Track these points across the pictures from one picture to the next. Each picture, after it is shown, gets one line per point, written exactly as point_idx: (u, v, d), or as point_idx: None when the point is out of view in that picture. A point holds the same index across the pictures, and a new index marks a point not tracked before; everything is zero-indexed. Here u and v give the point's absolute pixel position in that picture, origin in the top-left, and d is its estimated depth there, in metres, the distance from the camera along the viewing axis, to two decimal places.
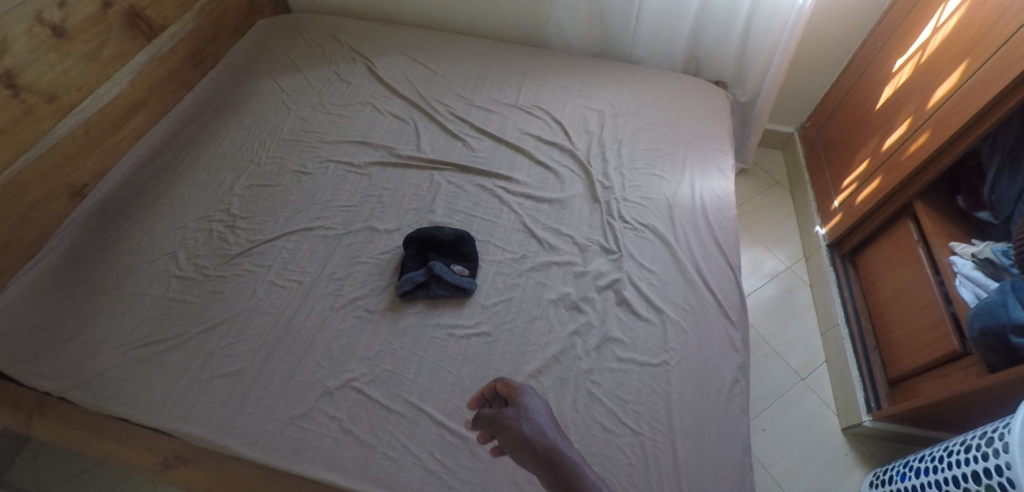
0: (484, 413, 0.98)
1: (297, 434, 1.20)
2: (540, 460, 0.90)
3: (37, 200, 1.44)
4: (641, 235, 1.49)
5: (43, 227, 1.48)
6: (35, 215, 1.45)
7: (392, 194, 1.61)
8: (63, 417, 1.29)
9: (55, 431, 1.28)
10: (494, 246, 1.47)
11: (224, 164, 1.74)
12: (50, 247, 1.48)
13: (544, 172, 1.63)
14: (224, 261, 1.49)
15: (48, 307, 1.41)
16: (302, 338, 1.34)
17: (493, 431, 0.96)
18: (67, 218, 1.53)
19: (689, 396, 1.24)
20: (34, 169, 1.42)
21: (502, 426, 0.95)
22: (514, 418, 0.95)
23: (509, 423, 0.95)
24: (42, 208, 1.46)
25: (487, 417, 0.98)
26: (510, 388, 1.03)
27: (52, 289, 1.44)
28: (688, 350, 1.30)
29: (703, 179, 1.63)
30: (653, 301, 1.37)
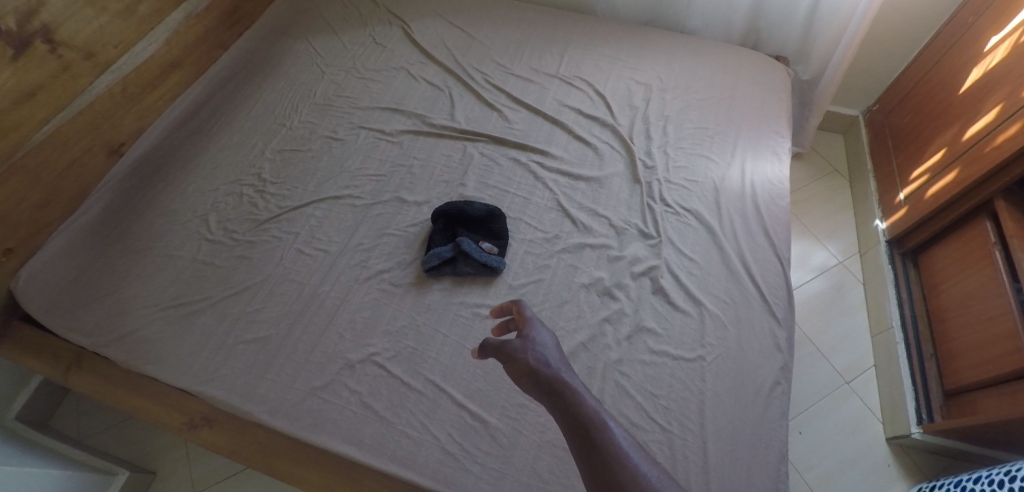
0: (490, 343, 0.94)
1: (317, 405, 1.19)
2: (544, 391, 0.86)
3: (76, 156, 1.44)
4: (683, 221, 1.40)
5: (87, 182, 1.48)
6: (75, 171, 1.44)
7: (424, 165, 1.55)
8: (95, 372, 1.32)
9: (88, 384, 1.31)
10: (526, 224, 1.41)
11: (257, 128, 1.72)
12: (88, 204, 1.47)
13: (583, 148, 1.54)
14: (253, 226, 1.48)
15: (85, 263, 1.44)
16: (326, 309, 1.32)
17: (499, 358, 0.92)
18: (106, 176, 1.52)
19: (726, 396, 1.17)
20: (73, 125, 1.42)
21: (508, 357, 0.91)
22: (520, 348, 0.90)
23: (514, 353, 0.90)
24: (82, 164, 1.46)
25: (493, 346, 0.93)
26: (520, 316, 0.97)
27: (90, 246, 1.46)
28: (726, 346, 1.22)
29: (755, 163, 1.51)
30: (692, 292, 1.28)
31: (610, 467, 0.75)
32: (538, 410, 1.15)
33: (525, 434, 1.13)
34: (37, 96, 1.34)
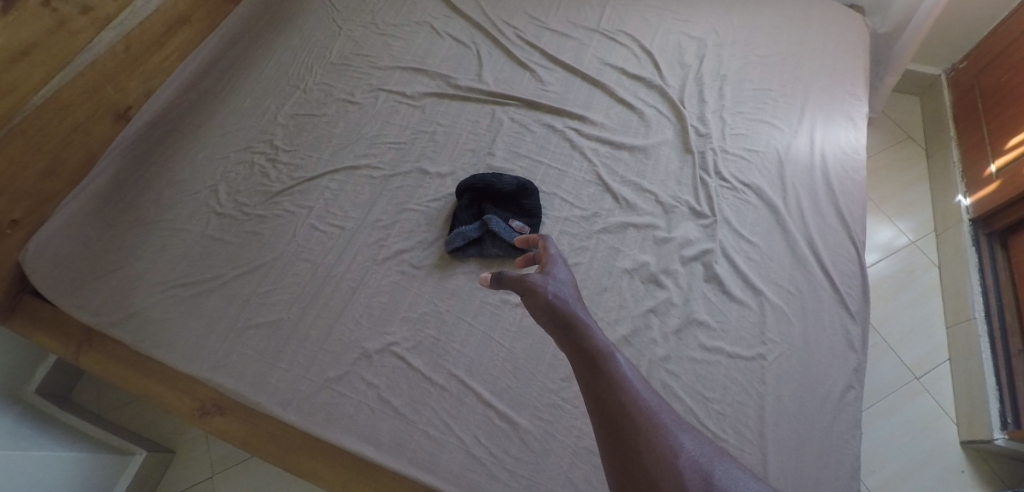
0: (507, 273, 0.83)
1: (332, 399, 1.09)
2: (558, 324, 0.77)
3: (79, 122, 1.32)
4: (741, 197, 1.22)
5: (92, 149, 1.37)
6: (79, 138, 1.33)
7: (448, 131, 1.40)
8: (106, 352, 1.25)
9: (98, 365, 1.24)
10: (561, 199, 1.25)
11: (269, 90, 1.59)
12: (94, 175, 1.37)
13: (626, 113, 1.37)
14: (265, 199, 1.37)
15: (94, 238, 1.35)
16: (341, 292, 1.21)
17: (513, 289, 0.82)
18: (113, 143, 1.41)
19: (790, 401, 1.02)
20: (74, 88, 1.29)
21: (526, 289, 0.80)
22: (539, 281, 0.81)
23: (531, 286, 0.80)
24: (87, 130, 1.34)
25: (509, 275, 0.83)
26: (545, 253, 0.87)
27: (101, 218, 1.37)
28: (791, 344, 1.07)
29: (827, 130, 1.31)
30: (751, 281, 1.12)
31: (617, 399, 0.69)
32: (573, 412, 1.04)
33: (558, 438, 1.02)
34: (31, 56, 1.20)
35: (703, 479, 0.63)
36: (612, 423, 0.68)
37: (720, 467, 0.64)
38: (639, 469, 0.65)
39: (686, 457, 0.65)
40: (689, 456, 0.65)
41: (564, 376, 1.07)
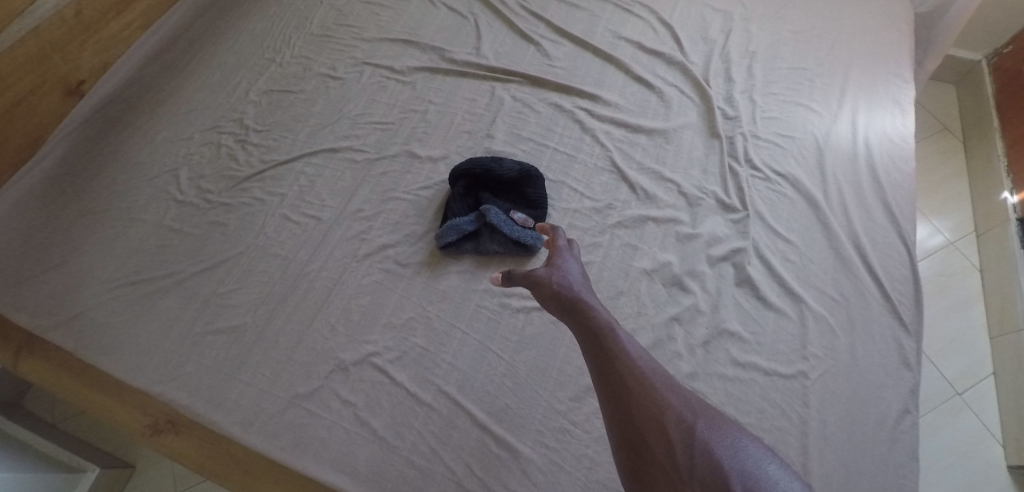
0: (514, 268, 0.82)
1: (300, 419, 0.93)
2: (562, 306, 0.75)
3: (20, 96, 1.14)
4: (775, 189, 1.07)
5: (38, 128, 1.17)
6: (20, 115, 1.15)
7: (441, 110, 1.24)
8: (51, 357, 1.08)
9: (42, 372, 1.07)
10: (569, 189, 1.09)
11: (242, 64, 1.41)
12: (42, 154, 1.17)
13: (643, 93, 1.21)
14: (231, 184, 1.20)
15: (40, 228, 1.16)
16: (315, 293, 1.05)
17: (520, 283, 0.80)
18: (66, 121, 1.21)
19: (838, 428, 0.87)
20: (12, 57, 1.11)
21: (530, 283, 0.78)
22: (542, 273, 0.79)
23: (536, 278, 0.78)
24: (30, 106, 1.16)
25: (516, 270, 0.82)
26: (555, 243, 0.84)
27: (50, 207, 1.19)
28: (836, 359, 0.91)
29: (871, 115, 1.16)
30: (790, 285, 0.97)
31: (615, 371, 0.68)
32: (584, 438, 0.89)
33: (566, 470, 0.87)
34: None
35: (689, 434, 0.62)
36: (611, 393, 0.67)
37: (708, 420, 0.64)
38: (634, 432, 0.64)
39: (676, 417, 0.64)
40: (679, 414, 0.64)
41: (572, 395, 0.92)
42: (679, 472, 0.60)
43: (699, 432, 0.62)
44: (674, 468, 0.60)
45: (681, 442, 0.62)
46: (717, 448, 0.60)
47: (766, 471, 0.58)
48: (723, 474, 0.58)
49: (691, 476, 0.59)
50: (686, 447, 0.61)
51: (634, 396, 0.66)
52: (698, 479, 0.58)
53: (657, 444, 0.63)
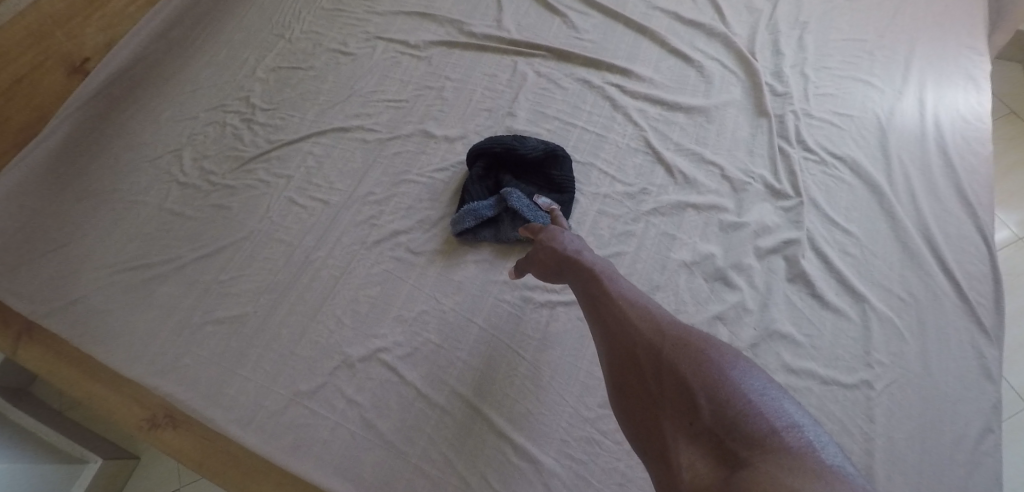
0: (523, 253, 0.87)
1: (301, 419, 0.84)
2: (559, 269, 0.79)
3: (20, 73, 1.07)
4: (832, 173, 0.95)
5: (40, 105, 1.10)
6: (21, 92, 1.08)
7: (459, 87, 1.14)
8: (55, 346, 1.00)
9: (47, 363, 0.99)
10: (599, 172, 0.99)
11: (248, 40, 1.32)
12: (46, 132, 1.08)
13: (681, 67, 1.10)
14: (235, 166, 1.12)
15: (44, 208, 1.06)
16: (321, 282, 0.96)
17: (527, 262, 0.85)
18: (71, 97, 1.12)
19: (909, 447, 0.75)
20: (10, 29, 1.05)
21: (532, 258, 0.83)
22: (539, 244, 0.83)
23: (535, 251, 0.83)
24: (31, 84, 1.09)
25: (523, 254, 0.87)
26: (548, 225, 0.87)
27: (52, 186, 1.08)
28: (904, 367, 0.80)
29: (940, 92, 1.03)
30: (849, 281, 0.86)
31: (599, 315, 0.70)
32: (614, 450, 0.79)
33: (594, 486, 0.77)
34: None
35: (660, 358, 0.61)
36: (599, 337, 0.69)
37: (679, 336, 0.62)
38: (618, 368, 0.66)
39: (649, 342, 0.63)
40: (653, 340, 0.63)
41: (602, 402, 0.83)
42: (654, 396, 0.60)
43: (669, 351, 0.61)
44: (650, 393, 0.61)
45: (653, 364, 0.62)
46: (685, 363, 0.59)
47: (731, 376, 0.56)
48: (687, 386, 0.57)
49: (663, 398, 0.59)
50: (658, 370, 0.61)
51: (615, 335, 0.67)
52: (668, 399, 0.58)
53: (636, 374, 0.63)
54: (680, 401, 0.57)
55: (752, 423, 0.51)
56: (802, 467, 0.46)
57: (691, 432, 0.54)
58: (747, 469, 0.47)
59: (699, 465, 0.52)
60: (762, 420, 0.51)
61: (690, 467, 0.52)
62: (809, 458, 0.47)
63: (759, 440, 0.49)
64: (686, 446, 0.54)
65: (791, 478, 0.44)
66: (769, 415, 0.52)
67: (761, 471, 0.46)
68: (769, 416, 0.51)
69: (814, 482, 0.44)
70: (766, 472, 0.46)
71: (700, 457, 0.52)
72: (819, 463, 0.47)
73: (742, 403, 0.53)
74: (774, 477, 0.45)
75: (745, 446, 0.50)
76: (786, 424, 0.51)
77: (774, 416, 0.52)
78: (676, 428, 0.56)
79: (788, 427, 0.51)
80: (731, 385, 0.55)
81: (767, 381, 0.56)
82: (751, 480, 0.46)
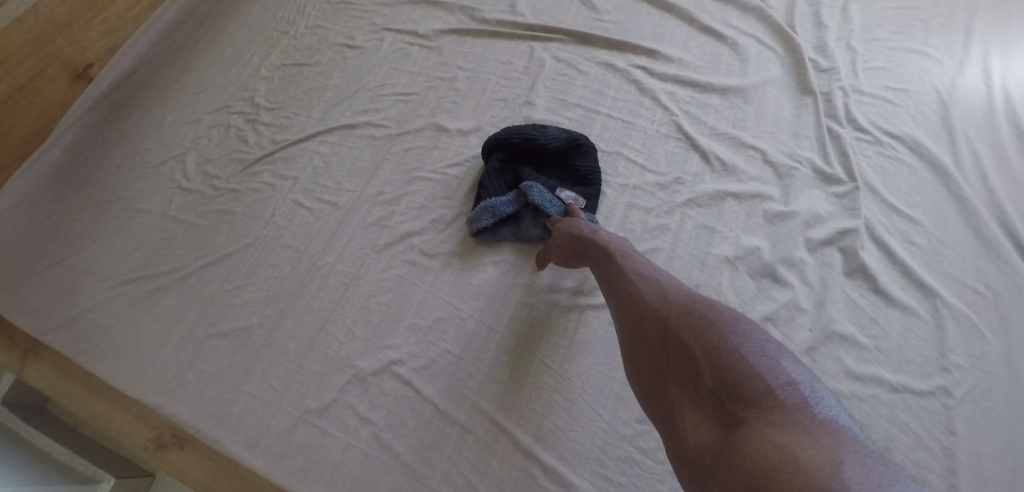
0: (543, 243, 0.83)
1: (311, 439, 0.77)
2: (574, 250, 0.74)
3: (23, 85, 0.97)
4: (889, 154, 0.86)
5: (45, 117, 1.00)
6: (27, 107, 0.97)
7: (472, 77, 1.07)
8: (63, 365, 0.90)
9: (53, 381, 0.89)
10: (627, 161, 0.91)
11: (253, 37, 1.21)
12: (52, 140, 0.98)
13: (713, 46, 1.01)
14: (240, 169, 1.03)
15: (47, 219, 0.95)
16: (330, 290, 0.89)
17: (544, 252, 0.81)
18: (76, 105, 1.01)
19: (1001, 464, 0.65)
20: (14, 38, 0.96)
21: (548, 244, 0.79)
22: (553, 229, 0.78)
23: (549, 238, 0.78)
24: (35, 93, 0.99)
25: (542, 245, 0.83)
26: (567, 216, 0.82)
27: (54, 196, 0.97)
28: (986, 371, 0.70)
29: (1008, 61, 0.92)
30: (916, 274, 0.76)
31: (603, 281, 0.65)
32: (655, 470, 0.72)
33: None
34: None
35: (659, 322, 0.56)
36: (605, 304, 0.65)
37: (680, 298, 0.57)
38: (622, 334, 0.61)
39: (648, 306, 0.58)
40: (652, 304, 0.58)
41: (639, 416, 0.75)
42: (659, 362, 0.55)
43: (669, 315, 0.56)
44: (654, 358, 0.57)
45: (654, 328, 0.57)
46: (683, 325, 0.54)
47: (731, 333, 0.51)
48: (686, 349, 0.52)
49: (667, 363, 0.54)
50: (657, 334, 0.56)
51: (619, 300, 0.62)
52: (671, 364, 0.54)
53: (637, 338, 0.59)
54: (681, 367, 0.53)
55: (749, 385, 0.47)
56: (798, 429, 0.42)
57: (694, 396, 0.50)
58: (745, 434, 0.44)
59: (703, 430, 0.48)
60: (760, 380, 0.47)
61: (696, 433, 0.49)
62: (806, 417, 0.43)
63: (757, 402, 0.46)
64: (690, 411, 0.50)
65: (786, 443, 0.40)
66: (767, 373, 0.47)
67: (758, 436, 0.43)
68: (765, 375, 0.47)
69: (808, 445, 0.40)
70: (760, 439, 0.42)
71: (704, 421, 0.49)
72: (817, 421, 0.43)
73: (740, 362, 0.48)
74: (767, 445, 0.41)
75: (744, 408, 0.46)
76: (786, 380, 0.47)
77: (773, 374, 0.47)
78: (682, 396, 0.52)
79: (788, 385, 0.46)
80: (728, 343, 0.50)
81: (768, 336, 0.51)
82: (746, 447, 0.42)
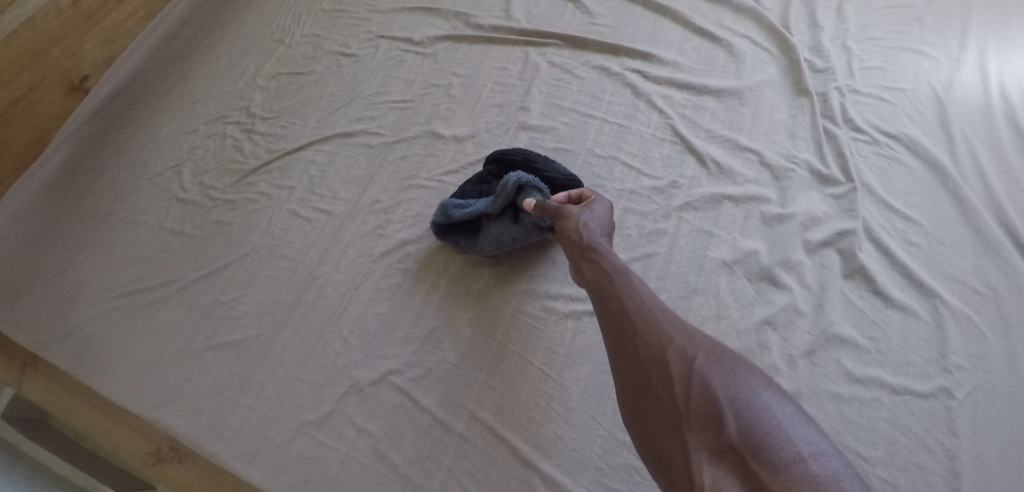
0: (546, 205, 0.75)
1: (309, 451, 0.77)
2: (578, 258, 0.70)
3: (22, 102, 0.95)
4: (886, 154, 0.85)
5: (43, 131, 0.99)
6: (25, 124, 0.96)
7: (467, 83, 1.07)
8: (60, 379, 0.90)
9: (51, 395, 0.89)
10: (623, 166, 0.90)
11: (248, 47, 1.21)
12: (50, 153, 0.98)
13: (708, 48, 1.00)
14: (235, 179, 1.02)
15: (47, 232, 0.95)
16: (327, 300, 0.89)
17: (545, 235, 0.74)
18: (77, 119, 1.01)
19: (1004, 465, 0.64)
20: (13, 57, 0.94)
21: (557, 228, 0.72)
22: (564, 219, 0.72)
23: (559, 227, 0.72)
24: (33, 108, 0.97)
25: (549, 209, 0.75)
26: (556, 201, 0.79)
27: (53, 209, 0.97)
28: (987, 371, 0.69)
29: (1004, 57, 0.92)
30: (916, 275, 0.75)
31: (616, 304, 0.62)
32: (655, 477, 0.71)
33: None
34: None
35: (681, 366, 0.55)
36: (608, 333, 0.62)
37: (707, 349, 0.56)
38: (629, 364, 0.58)
39: (674, 348, 0.56)
40: (677, 347, 0.56)
41: None
42: (676, 403, 0.53)
43: (698, 363, 0.54)
44: (667, 398, 0.54)
45: (677, 370, 0.55)
46: (709, 375, 0.53)
47: (761, 397, 0.51)
48: (715, 402, 0.51)
49: (686, 406, 0.52)
50: (677, 376, 0.54)
51: (629, 332, 0.59)
52: (691, 409, 0.52)
53: (649, 374, 0.56)
54: (702, 414, 0.51)
55: (779, 445, 0.46)
56: None
57: (714, 447, 0.48)
58: None
59: (722, 483, 0.46)
60: (790, 447, 0.46)
61: (714, 484, 0.46)
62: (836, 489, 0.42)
63: (785, 464, 0.44)
64: (707, 461, 0.48)
65: None
66: (796, 440, 0.46)
67: None
68: (795, 439, 0.46)
69: None
70: None
71: (722, 474, 0.46)
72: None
73: (772, 426, 0.47)
74: None
75: (770, 470, 0.44)
76: (812, 450, 0.46)
77: (802, 442, 0.46)
78: (699, 442, 0.49)
79: (816, 454, 0.45)
80: (762, 407, 0.49)
81: (792, 406, 0.51)
82: None
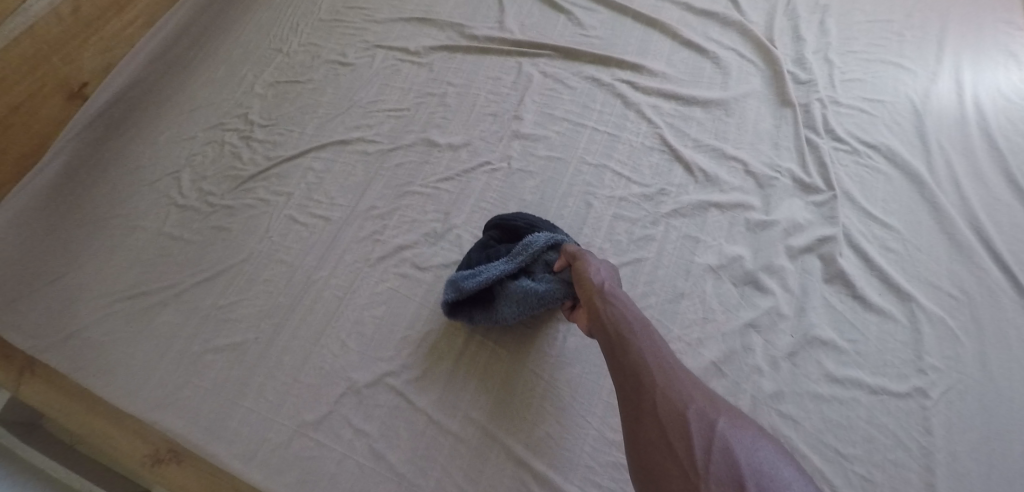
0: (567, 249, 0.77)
1: (306, 451, 0.79)
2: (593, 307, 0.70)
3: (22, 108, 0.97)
4: (866, 163, 0.89)
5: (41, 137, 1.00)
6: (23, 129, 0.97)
7: (462, 92, 1.09)
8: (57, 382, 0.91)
9: (49, 399, 0.90)
10: (613, 174, 0.93)
11: (246, 56, 1.23)
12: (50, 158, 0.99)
13: (695, 60, 1.04)
14: (234, 185, 1.04)
15: (47, 236, 0.97)
16: (324, 304, 0.91)
17: None
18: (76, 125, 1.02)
19: (975, 461, 0.67)
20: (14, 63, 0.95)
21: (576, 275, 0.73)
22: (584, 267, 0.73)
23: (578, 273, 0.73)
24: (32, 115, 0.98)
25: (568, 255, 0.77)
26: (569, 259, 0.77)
27: (52, 214, 0.98)
28: (960, 372, 0.72)
29: (977, 71, 0.96)
30: (893, 279, 0.79)
31: (636, 354, 0.62)
32: None
33: None
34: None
35: (703, 429, 0.54)
36: (624, 383, 0.61)
37: (727, 418, 0.56)
38: (647, 417, 0.57)
39: (696, 410, 0.56)
40: (699, 410, 0.56)
41: None
42: (694, 465, 0.52)
43: (720, 430, 0.54)
44: (684, 458, 0.53)
45: (698, 432, 0.54)
46: (733, 442, 0.53)
47: (782, 474, 0.51)
48: (738, 471, 0.50)
49: (705, 469, 0.51)
50: (697, 436, 0.54)
51: (649, 384, 0.59)
52: (711, 474, 0.51)
53: (666, 431, 0.55)
54: (723, 481, 0.50)
55: None
56: None
57: None
58: None
59: None
60: None
61: None
62: None
63: None
64: None
65: None
66: None
67: None
68: None
69: None
70: None
71: None
72: None
73: None
74: None
75: None
76: None
77: None
78: None
79: None
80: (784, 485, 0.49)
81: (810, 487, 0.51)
82: None
